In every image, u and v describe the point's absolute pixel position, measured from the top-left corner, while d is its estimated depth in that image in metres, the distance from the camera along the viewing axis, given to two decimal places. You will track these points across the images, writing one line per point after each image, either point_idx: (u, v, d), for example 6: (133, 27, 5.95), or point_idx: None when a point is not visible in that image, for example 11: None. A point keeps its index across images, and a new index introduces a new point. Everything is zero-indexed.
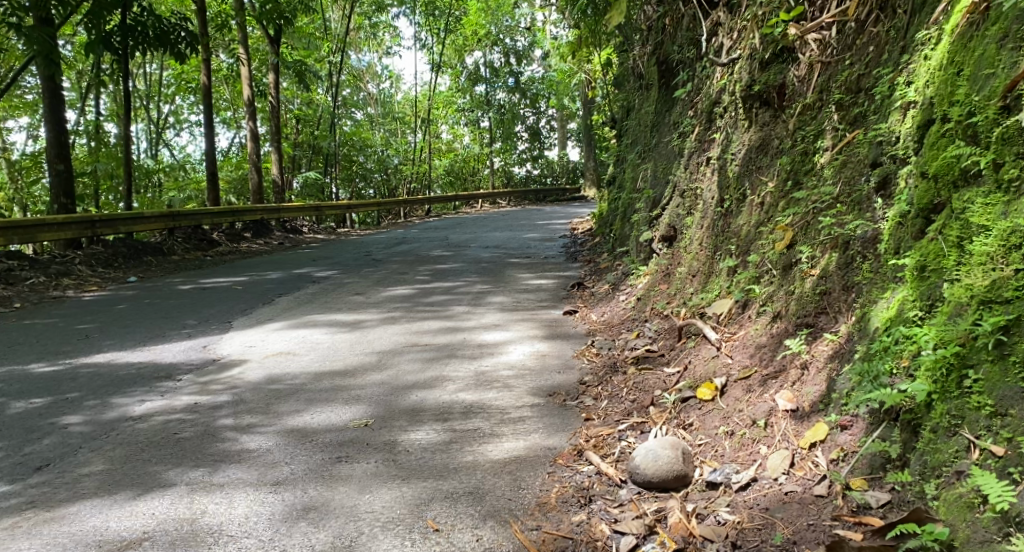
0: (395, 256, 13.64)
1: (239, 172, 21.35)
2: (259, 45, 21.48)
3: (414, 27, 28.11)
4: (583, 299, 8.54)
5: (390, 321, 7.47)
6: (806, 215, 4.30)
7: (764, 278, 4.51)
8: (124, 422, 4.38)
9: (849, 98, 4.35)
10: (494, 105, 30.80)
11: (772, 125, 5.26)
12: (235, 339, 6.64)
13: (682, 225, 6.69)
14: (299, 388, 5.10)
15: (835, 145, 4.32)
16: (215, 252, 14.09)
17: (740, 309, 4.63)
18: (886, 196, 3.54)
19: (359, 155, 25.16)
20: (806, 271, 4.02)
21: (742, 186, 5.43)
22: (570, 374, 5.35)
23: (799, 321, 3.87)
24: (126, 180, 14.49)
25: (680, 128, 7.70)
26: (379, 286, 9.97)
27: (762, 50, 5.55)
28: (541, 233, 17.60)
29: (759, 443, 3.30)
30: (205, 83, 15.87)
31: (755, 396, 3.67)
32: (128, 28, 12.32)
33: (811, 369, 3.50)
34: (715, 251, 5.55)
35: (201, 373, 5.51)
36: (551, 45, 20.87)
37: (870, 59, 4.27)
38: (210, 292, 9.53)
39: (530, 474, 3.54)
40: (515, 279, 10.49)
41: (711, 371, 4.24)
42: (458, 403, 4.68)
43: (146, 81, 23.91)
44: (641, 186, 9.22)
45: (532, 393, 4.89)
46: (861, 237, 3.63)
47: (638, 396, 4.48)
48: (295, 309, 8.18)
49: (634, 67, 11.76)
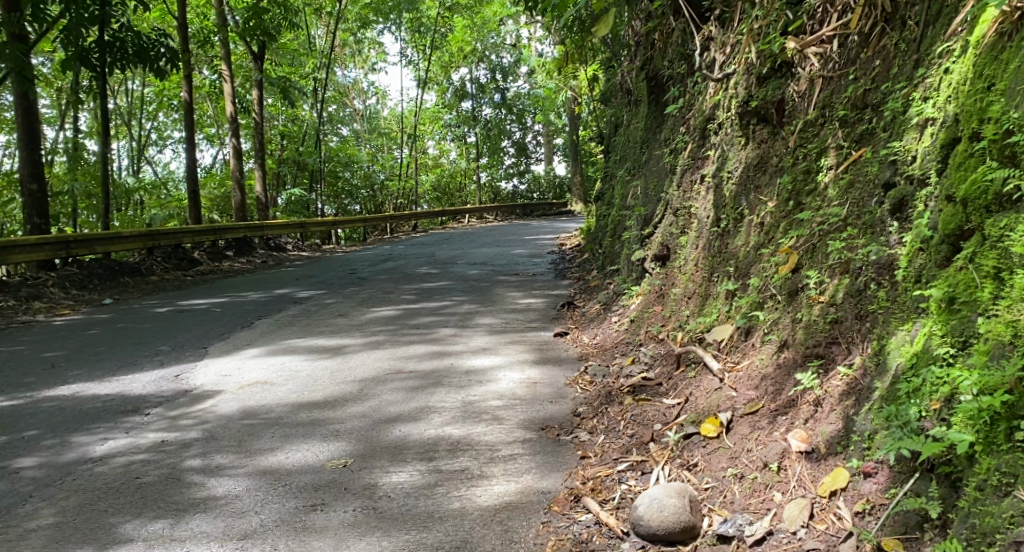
0: (380, 275, 13.34)
1: (222, 190, 21.00)
2: (241, 61, 21.24)
3: (399, 43, 28.00)
4: (574, 320, 8.29)
5: (374, 345, 7.17)
6: (813, 237, 4.06)
7: (767, 304, 4.26)
8: (82, 465, 4.05)
9: (855, 115, 4.13)
10: (481, 121, 30.68)
11: (771, 142, 5.05)
12: (210, 367, 6.30)
13: (677, 244, 6.45)
14: (275, 422, 4.78)
15: (840, 163, 4.10)
16: (195, 272, 13.72)
17: (742, 336, 4.38)
18: (902, 219, 3.28)
19: (344, 171, 24.86)
20: (814, 297, 3.77)
21: (739, 205, 5.21)
22: (562, 404, 5.08)
23: (809, 352, 3.62)
24: (103, 198, 14.12)
25: (673, 144, 7.49)
26: (362, 307, 9.66)
27: (759, 65, 5.31)
28: (529, 249, 17.36)
29: (772, 489, 3.03)
30: (185, 99, 15.52)
31: (764, 434, 3.41)
32: (106, 44, 11.98)
33: (824, 406, 3.25)
34: (712, 272, 5.32)
35: (170, 406, 5.18)
36: (537, 61, 20.79)
37: (877, 73, 4.05)
38: (186, 315, 9.17)
39: (522, 524, 3.26)
40: (503, 299, 10.22)
41: (714, 404, 3.98)
42: (444, 438, 4.38)
43: (127, 97, 23.54)
44: (632, 203, 9.00)
45: (524, 426, 4.60)
46: (875, 262, 3.38)
47: (636, 431, 4.21)
48: (275, 333, 7.85)
49: (621, 82, 11.60)
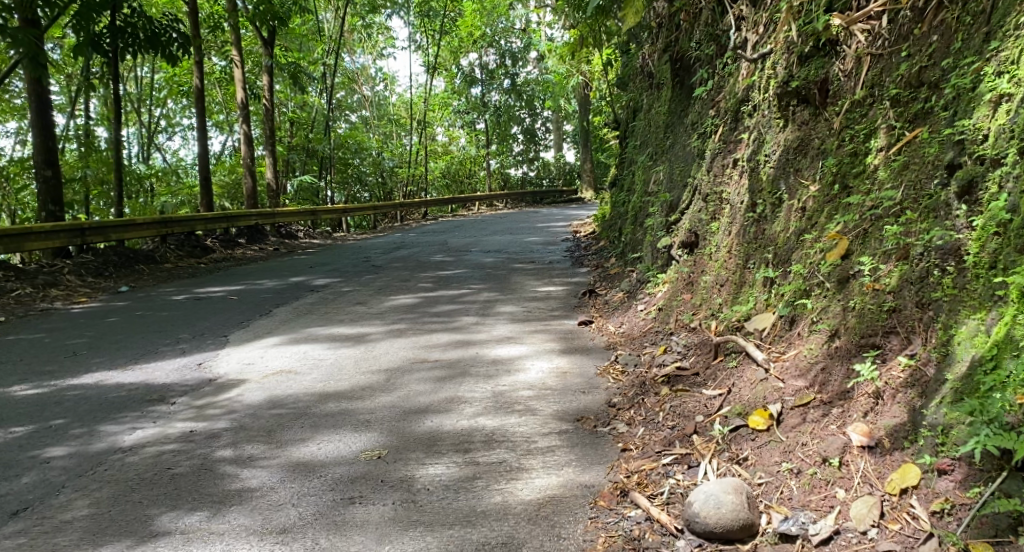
0: (395, 263, 13.21)
1: (232, 176, 20.87)
2: (251, 47, 21.06)
3: (408, 28, 27.75)
4: (597, 308, 8.15)
5: (396, 333, 7.04)
6: (864, 221, 3.89)
7: (814, 291, 4.09)
8: (113, 455, 3.94)
9: (909, 94, 3.95)
10: (490, 107, 30.43)
11: (813, 124, 4.88)
12: (232, 355, 6.19)
13: (707, 230, 6.29)
14: (303, 412, 4.66)
15: (893, 145, 3.93)
16: (209, 260, 13.62)
17: (786, 325, 4.22)
18: (970, 202, 3.13)
19: (354, 158, 24.67)
20: (868, 285, 3.60)
21: (778, 190, 5.05)
22: (596, 394, 4.94)
23: (864, 342, 3.46)
24: (115, 184, 13.99)
25: (701, 128, 7.32)
26: (380, 295, 9.53)
27: (800, 43, 5.12)
28: (542, 237, 17.19)
29: (834, 485, 2.89)
30: (197, 86, 15.33)
31: (819, 427, 3.26)
32: (118, 29, 11.84)
33: (885, 398, 3.09)
34: (748, 259, 5.16)
35: (197, 395, 5.07)
36: (549, 45, 20.56)
37: (935, 50, 3.86)
38: (204, 303, 9.06)
39: (569, 520, 3.14)
40: (522, 286, 10.08)
41: (759, 396, 3.83)
42: (478, 430, 4.26)
43: (137, 84, 23.37)
44: (655, 189, 8.82)
45: (559, 418, 4.46)
46: (940, 248, 3.21)
47: (677, 422, 4.07)
48: (295, 321, 7.74)
49: (641, 66, 11.41)
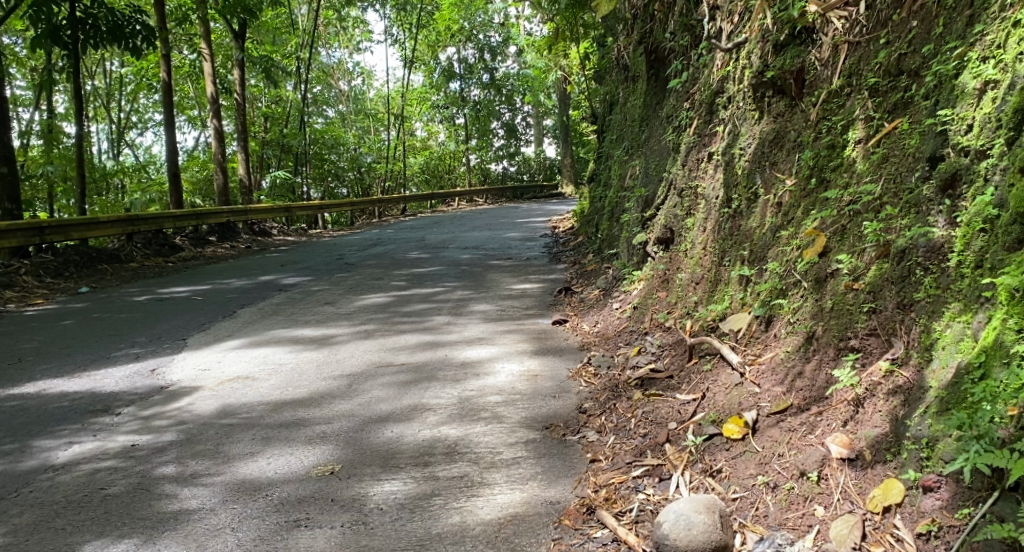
0: (369, 260, 12.92)
1: (204, 173, 20.43)
2: (222, 40, 20.57)
3: (384, 21, 27.33)
4: (572, 306, 7.94)
5: (363, 335, 6.79)
6: (843, 217, 3.70)
7: (791, 291, 3.89)
8: (42, 475, 3.67)
9: (888, 83, 3.77)
10: (469, 101, 30.15)
11: (789, 115, 4.69)
12: (188, 360, 5.90)
13: (682, 227, 6.10)
14: (255, 422, 4.41)
15: (871, 137, 3.75)
16: (177, 258, 13.25)
17: (762, 326, 4.03)
18: (954, 197, 2.94)
19: (330, 153, 24.29)
20: (847, 284, 3.40)
21: (753, 183, 4.86)
22: (567, 399, 4.73)
23: (842, 345, 3.27)
24: (78, 181, 13.54)
25: (676, 121, 7.12)
26: (351, 294, 9.25)
27: (776, 31, 4.92)
28: (521, 232, 16.95)
29: (813, 502, 2.69)
30: (164, 80, 14.89)
31: (797, 436, 3.06)
32: (78, 21, 11.41)
33: (866, 406, 2.90)
34: (723, 256, 4.97)
35: (144, 405, 4.79)
36: (527, 39, 20.34)
37: (915, 36, 3.67)
38: (166, 303, 8.74)
39: (531, 543, 2.94)
40: (497, 284, 9.85)
41: (734, 402, 3.64)
42: (440, 440, 4.03)
43: (105, 79, 22.83)
44: (631, 184, 8.62)
45: (527, 426, 4.25)
46: (922, 246, 3.01)
47: (649, 430, 3.87)
48: (259, 323, 7.45)
49: (617, 59, 11.19)
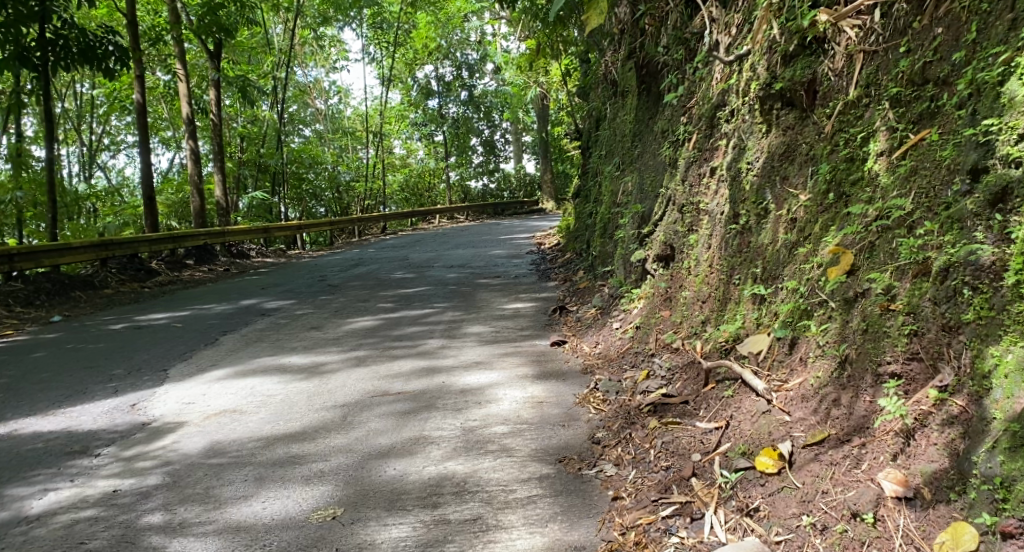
0: (353, 281, 12.64)
1: (179, 195, 20.00)
2: (196, 60, 20.28)
3: (361, 40, 27.21)
4: (569, 326, 7.73)
5: (354, 361, 6.50)
6: (870, 233, 3.51)
7: (816, 311, 3.69)
8: (16, 530, 3.36)
9: (911, 93, 3.61)
10: (448, 119, 30.01)
11: (800, 128, 4.53)
12: (171, 393, 5.57)
13: (684, 243, 5.92)
14: (247, 460, 4.11)
15: (895, 149, 3.59)
16: (154, 283, 12.85)
17: (785, 350, 3.82)
18: (1004, 212, 2.78)
19: (308, 173, 23.92)
20: (882, 304, 3.21)
21: (763, 199, 4.68)
22: (577, 427, 4.49)
23: (882, 371, 3.06)
24: (49, 205, 13.11)
25: (673, 135, 6.96)
26: (337, 318, 8.95)
27: (784, 41, 4.75)
28: (506, 250, 16.74)
29: (869, 547, 2.56)
30: (138, 101, 14.53)
31: (840, 471, 2.88)
32: (48, 42, 11.04)
33: (917, 437, 2.73)
34: (733, 273, 4.79)
35: (125, 444, 4.47)
36: (505, 57, 20.29)
37: (940, 44, 3.51)
38: (144, 332, 8.39)
39: None
40: (488, 304, 9.61)
41: (764, 432, 3.43)
42: (447, 477, 3.77)
43: (75, 101, 22.39)
44: (624, 200, 8.45)
45: (538, 459, 4.00)
46: (969, 263, 2.83)
47: (672, 463, 3.65)
48: (243, 351, 7.12)
49: (603, 74, 11.08)
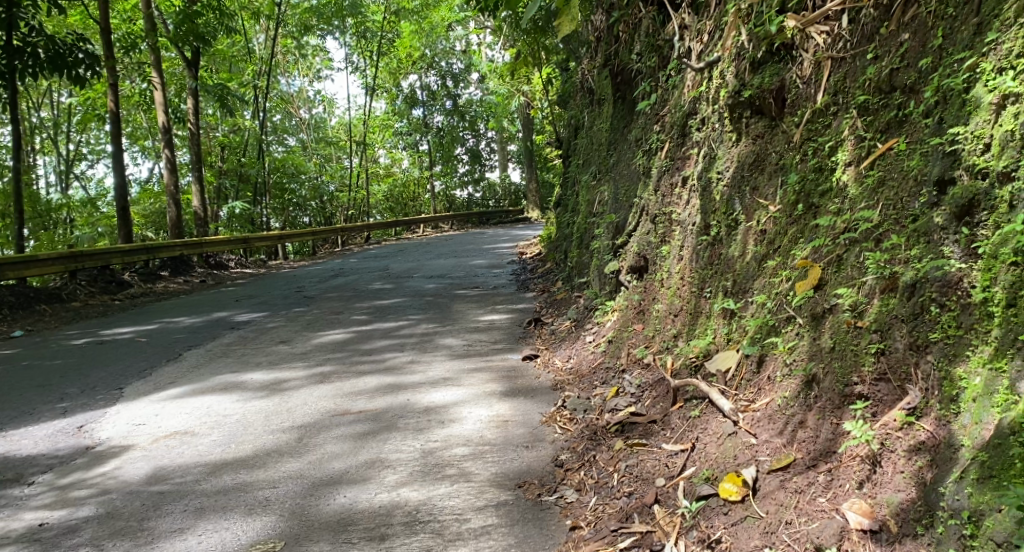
0: (329, 293, 12.44)
1: (157, 205, 19.71)
2: (175, 68, 20.04)
3: (344, 49, 27.17)
4: (543, 339, 7.56)
5: (319, 377, 6.29)
6: (838, 246, 3.37)
7: (784, 328, 3.53)
8: None
9: (879, 100, 3.47)
10: (433, 128, 29.81)
11: (770, 136, 4.39)
12: (122, 414, 5.35)
13: (656, 255, 5.77)
14: (189, 489, 3.91)
15: (864, 158, 3.45)
16: (125, 296, 12.57)
17: (753, 367, 3.66)
18: (971, 225, 2.65)
19: (291, 183, 23.62)
20: (850, 321, 3.05)
21: (733, 210, 4.55)
22: (541, 449, 4.32)
23: (848, 392, 2.91)
24: (17, 217, 12.79)
25: (646, 144, 6.82)
26: (308, 331, 8.73)
27: (752, 48, 4.60)
28: (487, 259, 16.57)
29: None
30: (112, 110, 14.22)
31: (805, 499, 2.72)
32: (15, 50, 10.73)
33: (884, 464, 2.58)
34: (703, 286, 4.64)
35: (64, 472, 4.27)
36: (489, 66, 20.20)
37: (907, 49, 3.38)
38: (107, 346, 8.15)
39: None
40: (464, 316, 9.42)
41: (729, 456, 3.27)
42: (398, 506, 3.59)
43: (52, 110, 22.06)
44: (600, 209, 8.30)
45: (497, 484, 3.83)
46: (937, 279, 2.69)
47: (635, 488, 3.49)
48: (205, 367, 6.89)
49: (581, 82, 10.98)
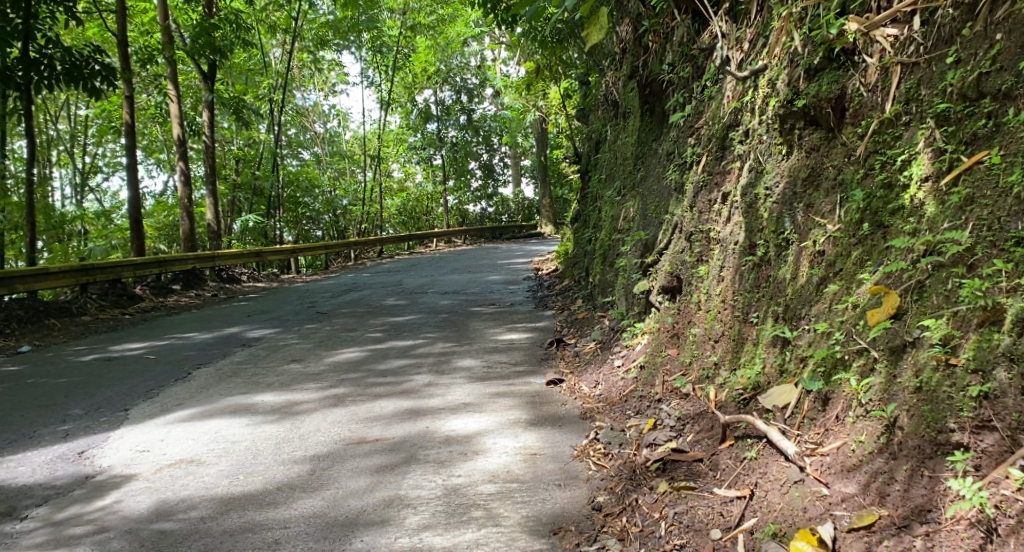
0: (342, 309, 12.12)
1: (169, 218, 19.53)
2: (191, 82, 19.91)
3: (360, 63, 27.01)
4: (567, 361, 7.19)
5: (331, 401, 5.93)
6: (918, 271, 2.99)
7: (855, 361, 3.14)
8: None
9: (965, 108, 3.12)
10: (447, 142, 29.59)
11: (826, 149, 4.02)
12: (126, 439, 5.01)
13: (693, 275, 5.40)
14: (193, 528, 3.58)
15: (945, 174, 3.09)
16: (136, 310, 12.31)
17: (816, 404, 3.27)
18: None
19: (304, 196, 23.38)
20: (940, 358, 2.67)
21: (783, 228, 4.16)
22: (576, 487, 3.95)
23: (945, 440, 2.54)
24: (29, 230, 12.54)
25: (679, 158, 6.47)
26: (321, 350, 8.39)
27: (807, 54, 4.23)
28: (503, 275, 16.22)
29: None
30: (127, 122, 13.98)
31: None
32: (31, 62, 10.45)
33: (1002, 533, 2.23)
34: (749, 311, 4.26)
35: (61, 505, 3.95)
36: (504, 81, 19.99)
37: (1000, 52, 3.03)
38: (115, 363, 7.85)
39: None
40: (481, 334, 9.07)
41: (797, 509, 2.91)
42: None
43: (68, 123, 22.00)
44: (626, 226, 7.94)
45: (530, 530, 3.46)
46: None
47: (688, 540, 3.15)
48: (215, 387, 6.55)
49: (604, 95, 10.66)
